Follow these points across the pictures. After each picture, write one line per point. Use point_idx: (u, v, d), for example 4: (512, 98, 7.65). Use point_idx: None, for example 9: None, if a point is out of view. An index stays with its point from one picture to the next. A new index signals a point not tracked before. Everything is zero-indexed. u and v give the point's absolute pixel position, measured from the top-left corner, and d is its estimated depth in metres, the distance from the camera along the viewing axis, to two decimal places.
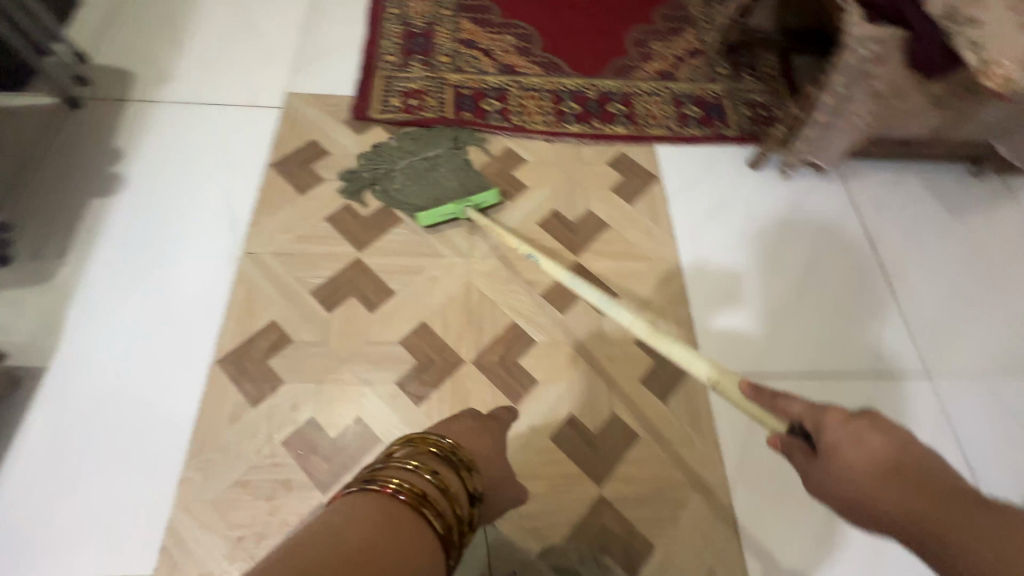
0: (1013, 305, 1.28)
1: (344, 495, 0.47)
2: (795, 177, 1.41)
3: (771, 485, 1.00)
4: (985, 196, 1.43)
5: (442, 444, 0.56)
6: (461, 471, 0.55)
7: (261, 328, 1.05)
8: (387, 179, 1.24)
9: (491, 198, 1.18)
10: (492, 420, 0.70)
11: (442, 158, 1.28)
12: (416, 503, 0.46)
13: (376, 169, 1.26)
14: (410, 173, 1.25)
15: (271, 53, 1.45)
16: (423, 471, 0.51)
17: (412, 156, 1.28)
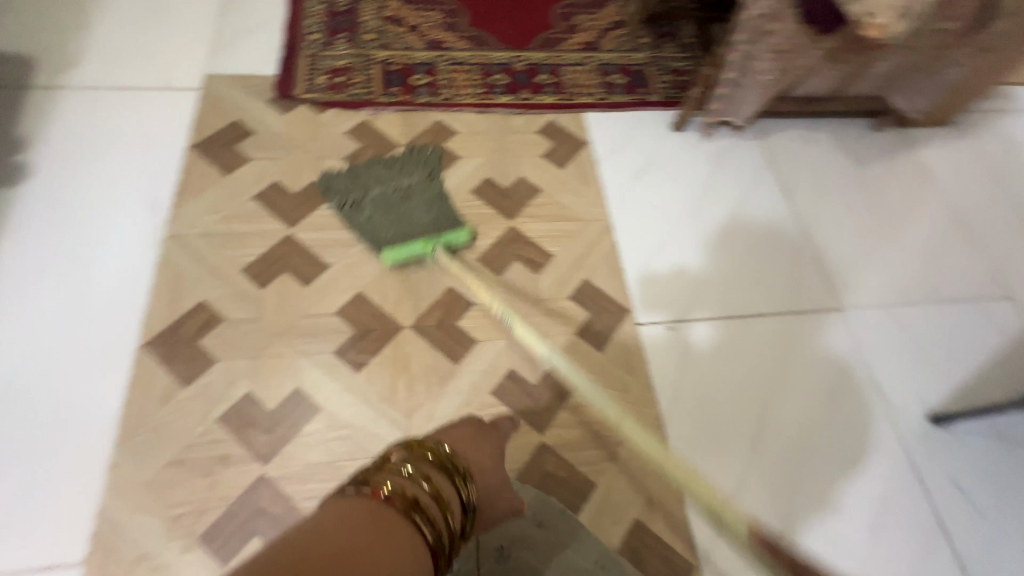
0: (912, 241, 1.39)
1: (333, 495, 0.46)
2: (716, 137, 1.48)
3: (700, 419, 1.08)
4: (885, 146, 1.55)
5: (437, 449, 0.56)
6: (455, 479, 0.54)
7: (190, 309, 1.03)
8: (354, 209, 1.15)
9: (464, 236, 1.14)
10: (490, 427, 0.67)
11: (416, 188, 1.19)
12: (406, 509, 0.45)
13: (345, 196, 1.17)
14: (380, 202, 1.15)
15: (187, 35, 1.40)
16: (416, 477, 0.50)
17: (385, 184, 1.19)
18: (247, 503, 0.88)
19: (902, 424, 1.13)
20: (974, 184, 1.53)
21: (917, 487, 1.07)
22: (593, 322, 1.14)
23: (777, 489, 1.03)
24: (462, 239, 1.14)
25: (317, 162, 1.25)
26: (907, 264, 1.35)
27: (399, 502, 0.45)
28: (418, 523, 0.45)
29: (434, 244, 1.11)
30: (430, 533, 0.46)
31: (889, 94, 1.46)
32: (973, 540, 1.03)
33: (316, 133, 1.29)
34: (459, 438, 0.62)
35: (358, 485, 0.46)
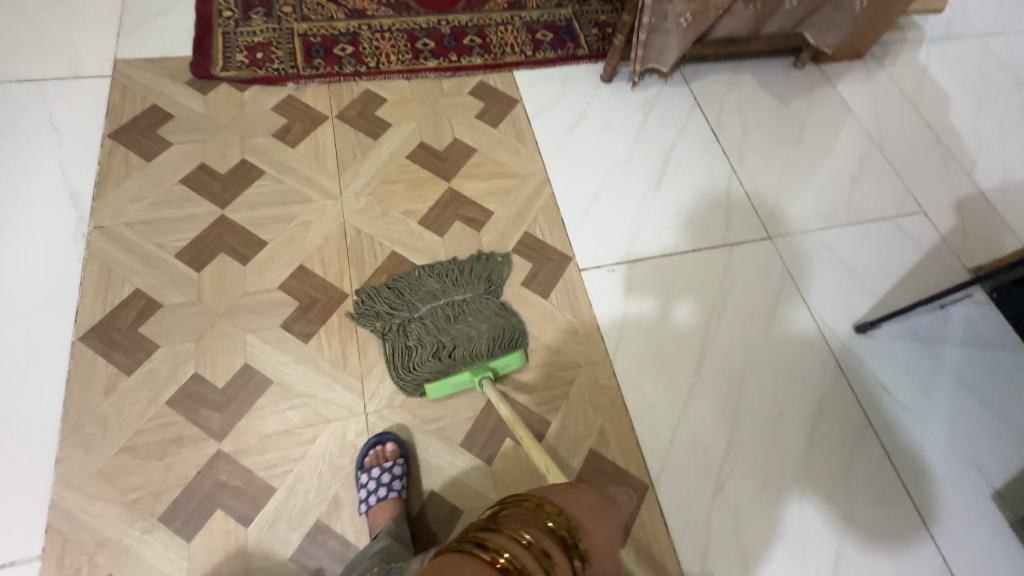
0: (834, 170, 1.47)
1: (456, 556, 0.47)
2: (646, 86, 1.51)
3: (647, 354, 1.13)
4: (806, 83, 1.62)
5: (554, 516, 0.51)
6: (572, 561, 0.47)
7: (125, 298, 1.01)
8: (399, 332, 1.01)
9: (515, 361, 1.01)
10: (611, 501, 0.59)
11: (470, 308, 1.05)
12: None
13: (387, 316, 1.04)
14: (429, 326, 1.02)
15: (89, 20, 1.33)
16: (530, 550, 0.46)
17: (436, 300, 1.06)
18: (206, 479, 0.89)
19: (831, 336, 1.22)
20: (887, 112, 1.62)
21: (846, 390, 1.16)
22: (538, 272, 1.17)
23: (720, 407, 1.10)
24: (513, 364, 1.01)
25: (244, 141, 1.22)
26: (831, 191, 1.43)
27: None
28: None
29: (482, 374, 0.97)
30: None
31: (803, 29, 1.51)
32: (897, 429, 1.14)
33: (241, 111, 1.26)
34: (580, 505, 0.54)
35: (476, 549, 0.46)
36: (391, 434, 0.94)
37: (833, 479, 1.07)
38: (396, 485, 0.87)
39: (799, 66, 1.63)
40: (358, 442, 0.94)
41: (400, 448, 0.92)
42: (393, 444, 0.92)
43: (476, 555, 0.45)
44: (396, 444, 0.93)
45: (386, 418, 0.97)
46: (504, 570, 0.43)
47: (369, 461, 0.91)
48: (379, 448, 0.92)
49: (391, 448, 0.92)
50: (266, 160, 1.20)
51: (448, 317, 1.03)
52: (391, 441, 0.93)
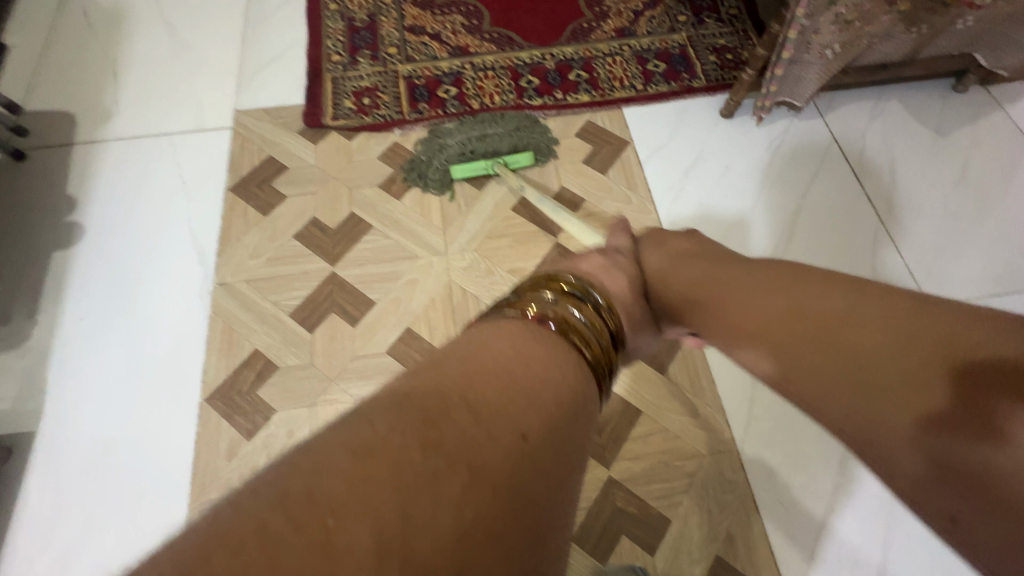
0: (1007, 218, 1.23)
1: (486, 322, 0.47)
2: (772, 119, 1.35)
3: (782, 444, 0.97)
4: (970, 110, 1.37)
5: (570, 283, 0.54)
6: (599, 305, 0.54)
7: (245, 359, 1.03)
8: (439, 151, 1.21)
9: (525, 159, 1.21)
10: (625, 260, 0.70)
11: (497, 137, 1.21)
12: (562, 330, 0.46)
13: (430, 147, 1.23)
14: (464, 148, 1.21)
15: (212, 70, 1.39)
16: (561, 304, 0.50)
17: (471, 131, 1.22)
18: None
19: None
20: None
21: None
22: None
23: (872, 514, 0.92)
24: (523, 163, 1.22)
25: (352, 192, 1.22)
26: (1005, 245, 1.20)
27: (552, 324, 0.46)
28: (574, 343, 0.46)
29: (496, 163, 1.20)
30: (582, 349, 0.46)
31: (974, 49, 1.28)
32: None
33: (349, 161, 1.26)
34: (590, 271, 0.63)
35: (508, 310, 0.48)
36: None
37: None
38: None
39: (961, 90, 1.39)
40: None
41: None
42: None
43: (505, 312, 0.48)
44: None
45: None
46: (541, 318, 0.47)
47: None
48: None
49: None
50: (373, 213, 1.19)
51: (479, 136, 1.22)
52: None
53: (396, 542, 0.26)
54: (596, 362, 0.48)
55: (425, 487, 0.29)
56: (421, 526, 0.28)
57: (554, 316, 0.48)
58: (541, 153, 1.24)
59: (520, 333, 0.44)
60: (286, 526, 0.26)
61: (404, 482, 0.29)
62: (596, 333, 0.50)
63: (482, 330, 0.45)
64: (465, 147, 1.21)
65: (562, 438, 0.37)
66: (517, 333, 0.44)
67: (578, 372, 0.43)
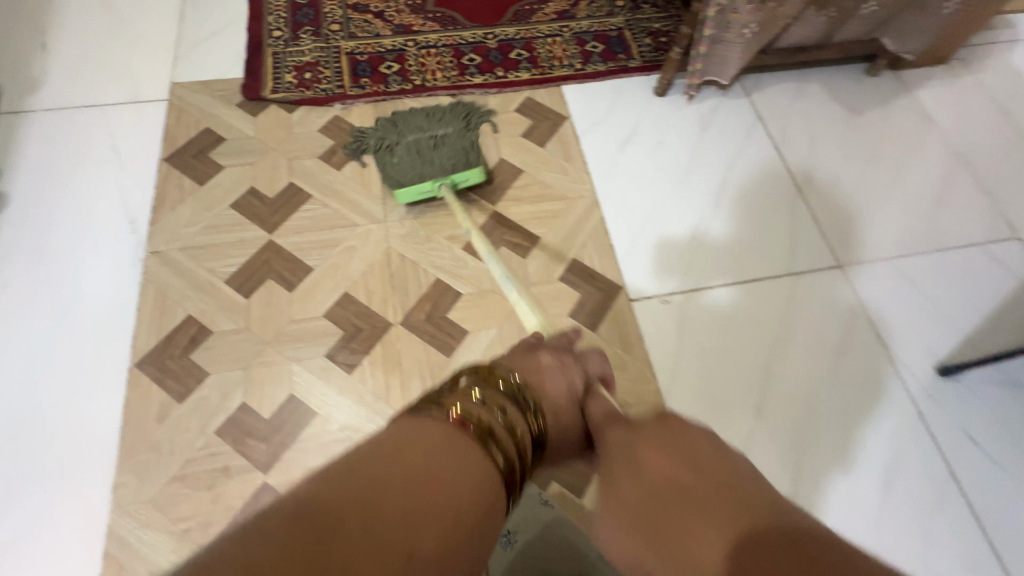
0: (910, 188, 1.34)
1: (409, 417, 0.47)
2: (702, 98, 1.43)
3: (702, 394, 1.06)
4: (882, 92, 1.48)
5: (506, 381, 0.57)
6: (525, 408, 0.55)
7: (178, 324, 1.03)
8: (386, 152, 1.12)
9: (474, 177, 1.14)
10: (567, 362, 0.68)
11: (450, 139, 1.12)
12: (481, 437, 0.47)
13: (377, 139, 1.13)
14: (412, 150, 1.10)
15: (148, 43, 1.36)
16: (490, 407, 0.51)
17: (421, 132, 1.12)
18: (251, 512, 0.89)
19: (909, 377, 1.10)
20: (976, 124, 1.46)
21: (925, 439, 1.04)
22: (586, 303, 1.12)
23: (778, 454, 1.02)
24: (473, 178, 1.15)
25: (292, 163, 1.22)
26: (909, 213, 1.30)
27: (472, 427, 0.47)
28: (489, 452, 0.46)
29: (442, 183, 1.11)
30: (499, 462, 0.47)
31: (881, 33, 1.38)
32: (988, 486, 1.01)
33: (289, 133, 1.27)
34: (540, 367, 0.65)
35: (434, 405, 0.49)
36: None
37: (911, 536, 0.97)
38: None
39: (874, 74, 1.49)
40: None
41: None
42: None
43: (431, 410, 0.48)
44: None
45: None
46: (461, 421, 0.47)
47: None
48: None
49: None
50: (313, 183, 1.20)
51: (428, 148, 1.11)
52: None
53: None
54: (510, 472, 0.47)
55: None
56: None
57: (474, 414, 0.49)
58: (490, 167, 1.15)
59: (434, 435, 0.44)
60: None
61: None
62: (517, 442, 0.50)
63: (403, 428, 0.45)
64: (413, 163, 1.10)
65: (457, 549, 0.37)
66: (436, 435, 0.45)
67: (491, 488, 0.44)
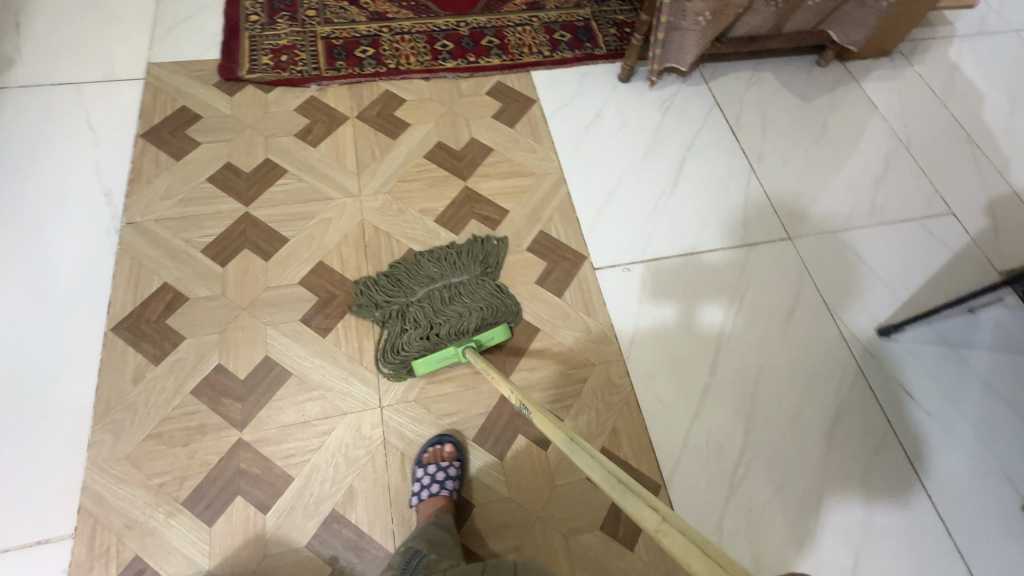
0: (855, 167, 1.44)
1: None
2: (664, 85, 1.51)
3: (662, 353, 1.12)
4: (830, 81, 1.58)
5: None
6: None
7: (154, 291, 1.05)
8: (397, 316, 1.03)
9: (501, 333, 1.01)
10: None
11: (466, 289, 1.07)
12: None
13: (387, 301, 1.06)
14: (426, 306, 1.03)
15: (125, 25, 1.38)
16: None
17: (434, 283, 1.07)
18: (227, 467, 0.91)
19: (852, 339, 1.18)
20: (915, 111, 1.57)
21: (866, 394, 1.12)
22: (552, 271, 1.17)
23: (732, 408, 1.08)
24: (498, 337, 1.02)
25: (268, 140, 1.26)
26: (854, 191, 1.39)
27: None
28: None
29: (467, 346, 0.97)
30: None
31: (826, 25, 1.48)
32: (921, 434, 1.09)
33: (265, 112, 1.30)
34: None
35: None
36: (450, 436, 0.97)
37: (852, 480, 1.04)
38: (449, 484, 0.89)
39: (823, 64, 1.60)
40: (373, 434, 0.96)
41: (457, 450, 0.95)
42: (452, 444, 0.95)
43: None
44: (455, 446, 0.95)
45: (401, 411, 0.99)
46: None
47: (427, 456, 0.94)
48: (437, 447, 0.95)
49: (449, 449, 0.94)
50: (288, 159, 1.24)
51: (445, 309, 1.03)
52: (450, 443, 0.95)
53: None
54: None
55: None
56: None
57: None
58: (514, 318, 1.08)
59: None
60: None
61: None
62: None
63: None
64: (429, 329, 1.01)
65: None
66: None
67: None
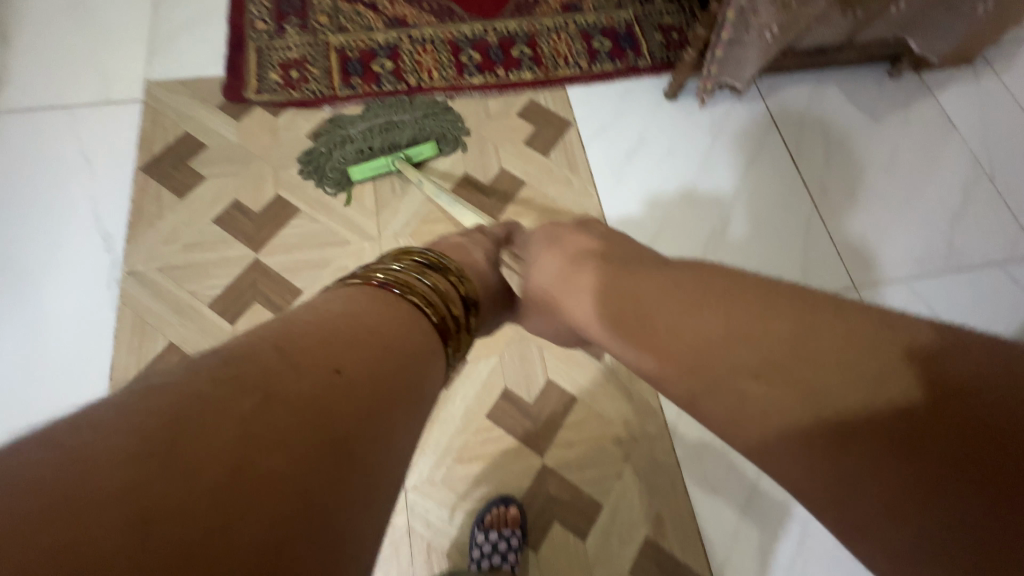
0: (928, 200, 1.28)
1: (334, 291, 0.51)
2: (715, 102, 1.34)
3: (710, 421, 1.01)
4: (903, 96, 1.40)
5: (425, 256, 0.62)
6: (445, 275, 0.61)
7: (159, 352, 0.97)
8: (341, 146, 1.15)
9: (427, 149, 1.16)
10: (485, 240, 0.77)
11: (403, 125, 1.17)
12: (403, 294, 0.53)
13: (330, 138, 1.16)
14: (366, 137, 1.14)
15: (119, 36, 1.26)
16: (409, 274, 0.57)
17: (374, 120, 1.17)
18: None
19: None
20: (1000, 132, 1.38)
21: None
22: None
23: None
24: (426, 153, 1.16)
25: (278, 173, 1.14)
26: (927, 229, 1.24)
27: (394, 289, 0.52)
28: (415, 304, 0.52)
29: (395, 156, 1.12)
30: (427, 312, 0.53)
31: (908, 35, 1.29)
32: None
33: (274, 139, 1.18)
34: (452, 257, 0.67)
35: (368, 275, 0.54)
36: (516, 499, 0.92)
37: None
38: (511, 557, 0.87)
39: (896, 76, 1.41)
40: (397, 520, 0.89)
41: (522, 516, 0.90)
42: (516, 509, 0.90)
43: (358, 280, 0.53)
44: (520, 512, 0.90)
45: (426, 492, 0.91)
46: (389, 281, 0.53)
47: (490, 517, 0.89)
48: (502, 509, 0.90)
49: (514, 514, 0.90)
50: (301, 195, 1.12)
51: (380, 130, 1.16)
52: (515, 507, 0.90)
53: (222, 516, 0.28)
54: (442, 324, 0.54)
55: (214, 409, 0.32)
56: (199, 436, 0.30)
57: (407, 283, 0.54)
58: (446, 142, 1.19)
59: (369, 302, 0.49)
60: (62, 447, 0.28)
61: (185, 410, 0.31)
62: (443, 302, 0.56)
63: (323, 301, 0.48)
64: (364, 143, 1.14)
65: (385, 386, 0.41)
66: (366, 298, 0.49)
67: (410, 330, 0.49)
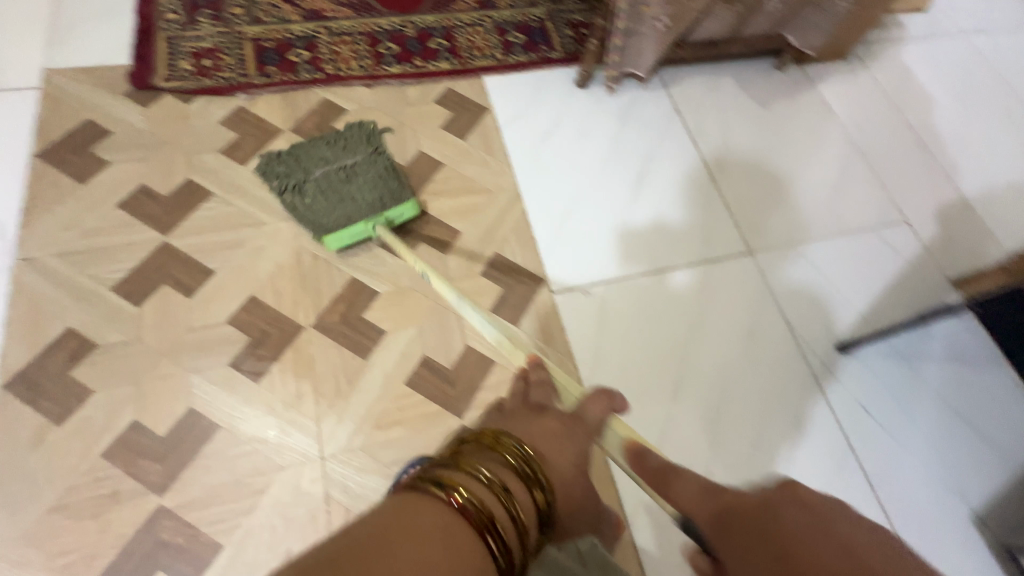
0: (812, 175, 1.42)
1: (406, 498, 0.36)
2: (623, 90, 1.45)
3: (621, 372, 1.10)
4: (789, 85, 1.56)
5: (516, 452, 0.45)
6: (534, 488, 0.44)
7: (56, 338, 0.93)
8: (296, 193, 1.04)
9: (409, 210, 1.04)
10: (578, 421, 0.57)
11: (360, 165, 1.04)
12: (480, 529, 0.36)
13: (285, 179, 1.06)
14: (324, 185, 1.02)
15: (15, 24, 1.22)
16: (494, 490, 0.40)
17: (328, 164, 1.05)
18: (145, 539, 0.83)
19: (810, 353, 1.17)
20: (871, 116, 1.56)
21: (824, 413, 1.12)
22: (508, 297, 1.13)
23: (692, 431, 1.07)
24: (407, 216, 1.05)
25: (190, 158, 1.13)
26: (813, 199, 1.38)
27: (473, 518, 0.36)
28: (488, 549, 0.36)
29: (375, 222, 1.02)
30: (498, 556, 0.37)
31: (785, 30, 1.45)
32: (886, 458, 1.09)
33: (185, 125, 1.17)
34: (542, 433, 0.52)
35: (439, 484, 0.38)
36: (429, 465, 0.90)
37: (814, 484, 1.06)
38: None
39: (781, 68, 1.57)
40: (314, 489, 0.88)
41: None
42: None
43: (434, 489, 0.37)
44: None
45: (345, 461, 0.91)
46: (466, 511, 0.36)
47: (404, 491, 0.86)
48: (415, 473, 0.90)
49: None
50: (214, 179, 1.11)
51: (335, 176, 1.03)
52: None
53: None
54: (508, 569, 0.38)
55: None
56: None
57: (479, 507, 0.38)
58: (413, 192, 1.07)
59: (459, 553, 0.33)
60: None
61: None
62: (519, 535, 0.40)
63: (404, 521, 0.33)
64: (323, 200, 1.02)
65: None
66: (446, 534, 0.34)
67: None
